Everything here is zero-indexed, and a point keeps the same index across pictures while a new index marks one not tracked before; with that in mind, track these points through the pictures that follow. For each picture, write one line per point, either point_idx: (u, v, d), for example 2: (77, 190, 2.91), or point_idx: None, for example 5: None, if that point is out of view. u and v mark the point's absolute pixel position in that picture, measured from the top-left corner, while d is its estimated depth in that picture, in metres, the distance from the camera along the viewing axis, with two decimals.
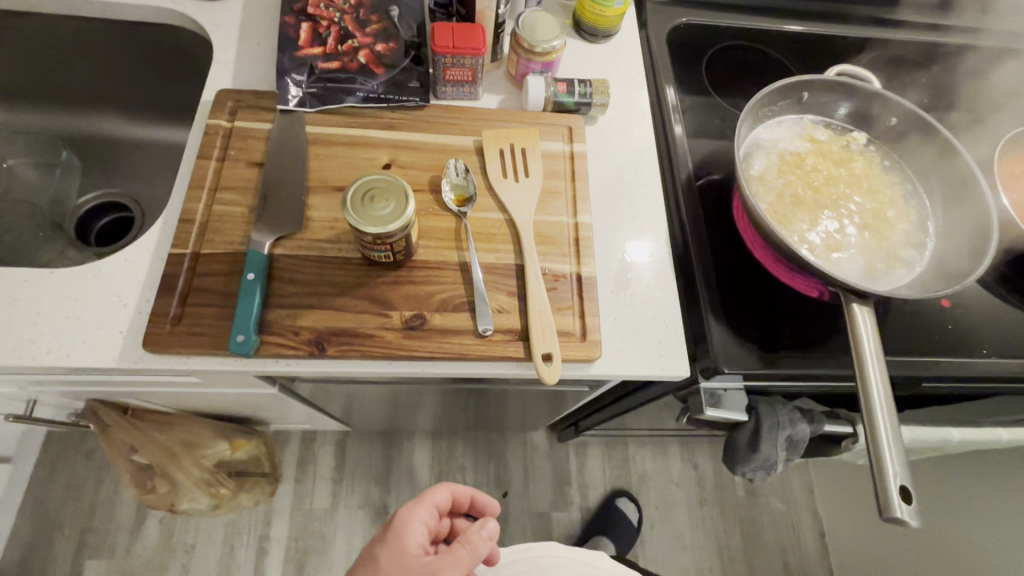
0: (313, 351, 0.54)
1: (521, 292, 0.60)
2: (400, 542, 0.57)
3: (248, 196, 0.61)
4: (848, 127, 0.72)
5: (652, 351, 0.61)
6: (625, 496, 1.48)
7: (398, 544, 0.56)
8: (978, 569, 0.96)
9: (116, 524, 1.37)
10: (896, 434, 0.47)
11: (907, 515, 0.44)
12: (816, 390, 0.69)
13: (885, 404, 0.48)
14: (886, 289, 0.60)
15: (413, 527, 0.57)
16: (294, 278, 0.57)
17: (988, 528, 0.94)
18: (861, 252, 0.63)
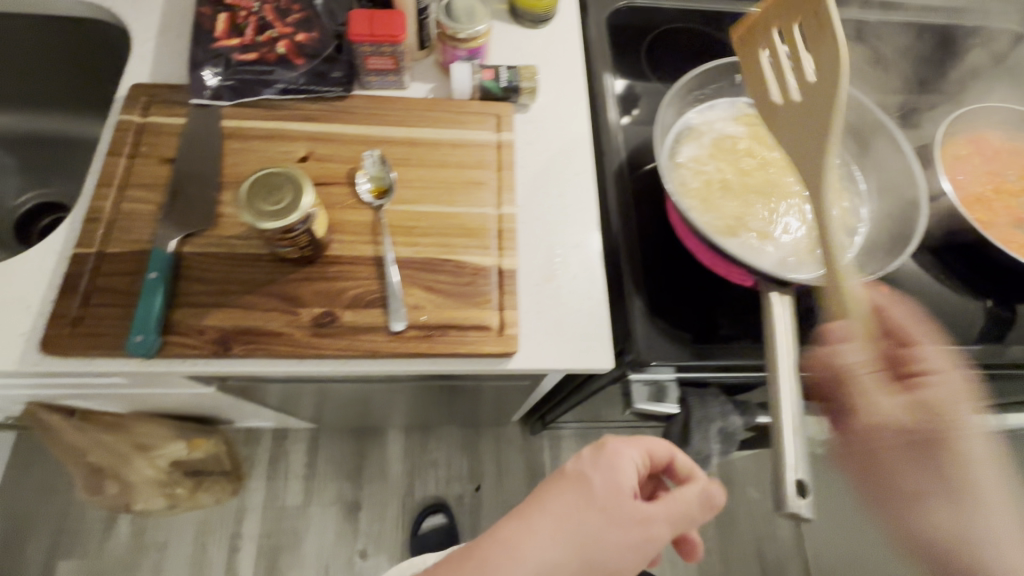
0: (217, 350, 0.53)
1: (438, 286, 0.58)
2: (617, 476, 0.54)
3: (158, 193, 0.59)
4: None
5: (576, 345, 0.60)
6: None
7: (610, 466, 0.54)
8: None
9: (87, 523, 1.38)
10: (798, 427, 0.46)
11: (802, 511, 0.44)
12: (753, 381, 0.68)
13: (792, 396, 0.47)
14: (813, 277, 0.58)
15: (626, 468, 0.54)
16: (201, 276, 0.56)
17: None
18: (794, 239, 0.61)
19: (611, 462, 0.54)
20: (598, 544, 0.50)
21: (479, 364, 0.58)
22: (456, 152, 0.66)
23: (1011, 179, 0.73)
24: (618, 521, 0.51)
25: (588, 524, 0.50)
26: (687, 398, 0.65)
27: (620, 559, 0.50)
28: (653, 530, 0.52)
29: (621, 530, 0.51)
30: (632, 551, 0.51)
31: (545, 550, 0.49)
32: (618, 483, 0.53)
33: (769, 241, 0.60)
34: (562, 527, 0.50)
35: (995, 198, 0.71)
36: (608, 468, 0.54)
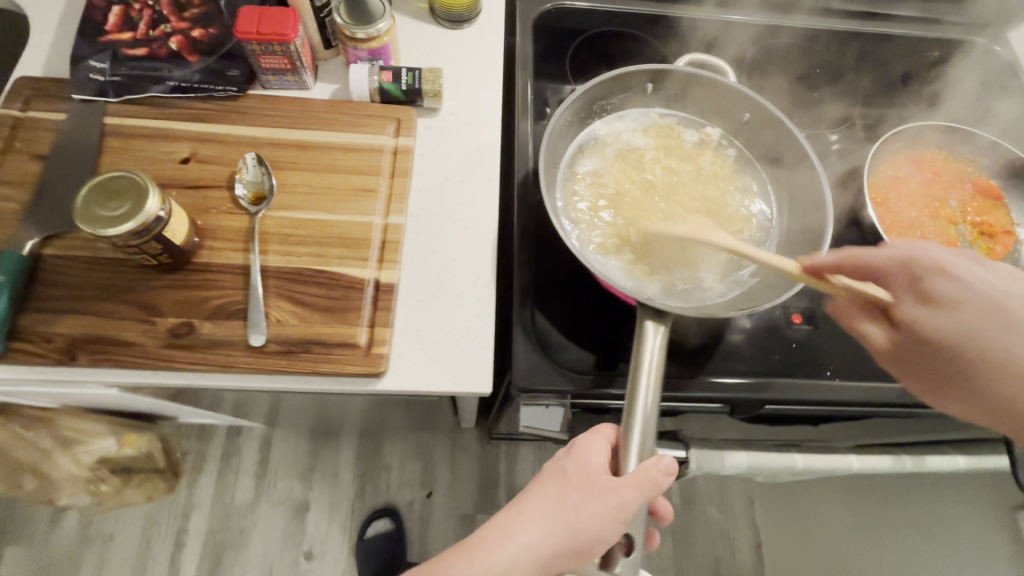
0: (62, 359, 0.51)
1: (307, 300, 0.55)
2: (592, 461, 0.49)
3: (25, 191, 0.57)
4: (700, 120, 0.67)
5: (452, 366, 0.57)
6: None
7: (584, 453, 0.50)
8: None
9: (34, 513, 1.38)
10: (645, 480, 0.45)
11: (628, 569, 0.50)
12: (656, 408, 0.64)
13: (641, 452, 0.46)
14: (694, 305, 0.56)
15: (596, 450, 0.50)
16: (58, 280, 0.54)
17: None
18: (683, 262, 0.59)
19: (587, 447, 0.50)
20: (573, 522, 0.46)
21: (346, 384, 0.55)
22: (347, 157, 0.63)
23: (953, 206, 0.69)
24: (590, 496, 0.46)
25: (565, 503, 0.47)
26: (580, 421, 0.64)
27: (605, 533, 0.46)
28: (626, 498, 0.45)
29: (598, 502, 0.46)
30: (613, 523, 0.46)
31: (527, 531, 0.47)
32: (592, 465, 0.49)
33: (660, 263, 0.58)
34: (542, 515, 0.48)
35: (934, 224, 0.67)
36: (582, 455, 0.50)
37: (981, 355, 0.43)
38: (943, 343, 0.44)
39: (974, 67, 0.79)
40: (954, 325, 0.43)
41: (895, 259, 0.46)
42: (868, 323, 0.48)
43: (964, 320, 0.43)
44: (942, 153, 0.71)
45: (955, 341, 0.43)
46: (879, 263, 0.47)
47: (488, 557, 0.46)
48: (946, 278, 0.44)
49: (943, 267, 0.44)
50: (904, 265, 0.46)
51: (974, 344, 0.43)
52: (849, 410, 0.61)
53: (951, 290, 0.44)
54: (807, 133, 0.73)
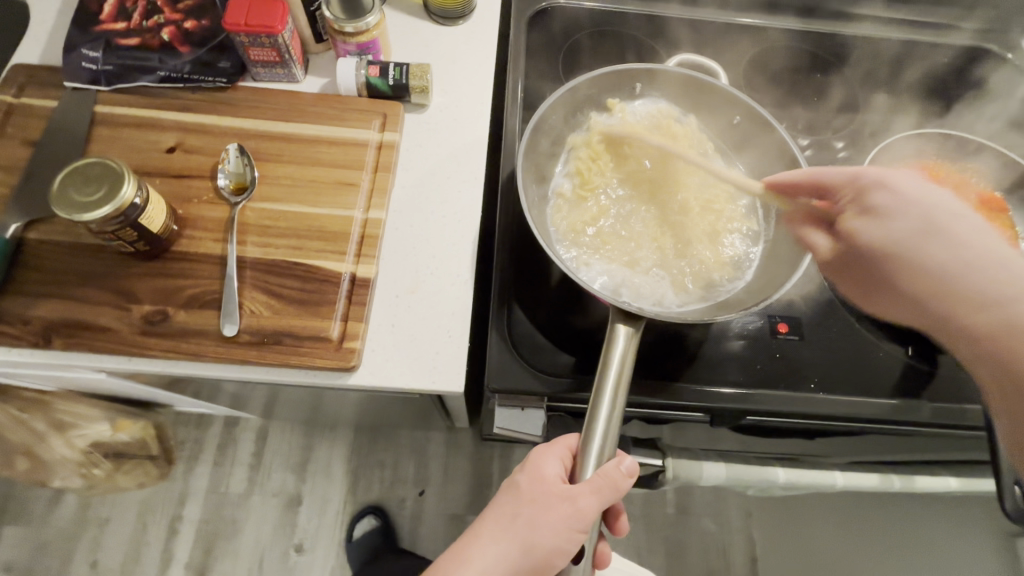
0: (38, 342, 0.52)
1: (281, 292, 0.55)
2: (541, 474, 0.49)
3: (13, 175, 0.58)
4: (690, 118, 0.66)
5: (425, 362, 0.56)
6: None
7: (533, 468, 0.49)
8: None
9: (34, 493, 1.40)
10: (602, 486, 0.45)
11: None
12: (634, 414, 0.63)
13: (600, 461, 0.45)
14: (676, 307, 0.56)
15: (549, 460, 0.49)
16: (38, 264, 0.55)
17: None
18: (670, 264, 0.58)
19: (536, 462, 0.49)
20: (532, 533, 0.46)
21: (316, 377, 0.55)
22: (330, 151, 0.63)
23: None
24: (545, 508, 0.47)
25: (521, 519, 0.47)
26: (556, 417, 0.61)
27: (563, 541, 0.46)
28: (580, 506, 0.46)
29: (553, 512, 0.46)
30: (568, 531, 0.46)
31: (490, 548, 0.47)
32: (544, 476, 0.48)
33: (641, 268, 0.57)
34: (498, 534, 0.48)
35: None
36: (534, 468, 0.49)
37: (911, 269, 0.43)
38: (879, 252, 0.45)
39: (984, 74, 0.76)
40: (884, 234, 0.44)
41: (844, 176, 0.47)
42: (812, 236, 0.50)
43: (898, 228, 0.44)
44: (944, 163, 0.68)
45: (885, 249, 0.44)
46: (825, 182, 0.48)
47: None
48: (882, 192, 0.45)
49: (885, 179, 0.45)
50: (850, 180, 0.47)
51: (907, 254, 0.44)
52: (835, 424, 0.59)
53: (885, 201, 0.45)
54: (810, 138, 0.71)
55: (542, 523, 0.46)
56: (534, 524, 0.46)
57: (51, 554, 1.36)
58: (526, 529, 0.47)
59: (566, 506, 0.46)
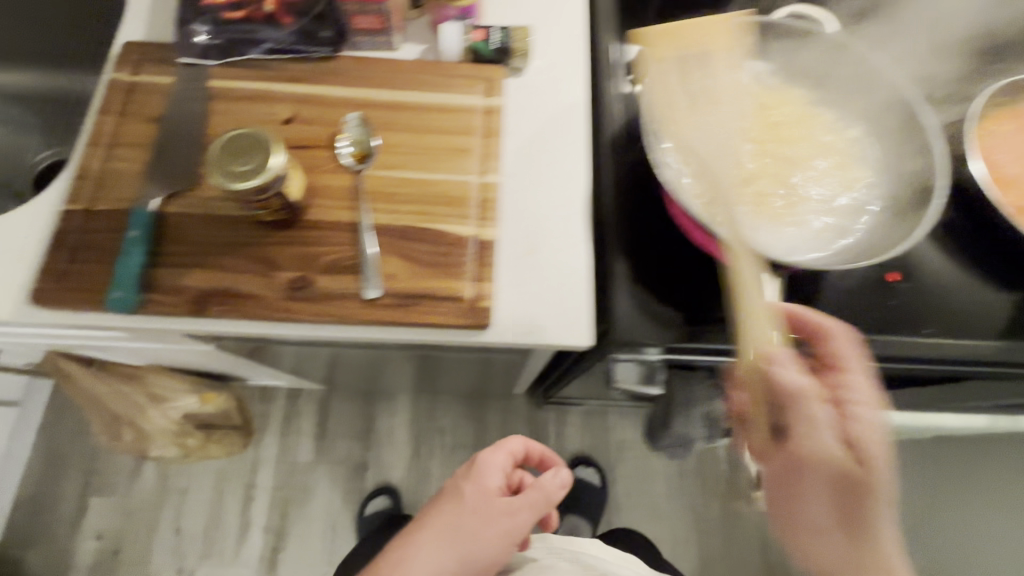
0: (194, 310, 0.54)
1: (415, 255, 0.58)
2: (483, 483, 0.71)
3: (143, 151, 0.60)
4: (789, 70, 0.65)
5: (552, 320, 0.58)
6: (585, 463, 1.52)
7: (476, 485, 0.70)
8: None
9: (116, 466, 1.47)
10: None
11: None
12: None
13: None
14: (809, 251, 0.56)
15: (492, 474, 0.71)
16: (181, 236, 0.57)
17: None
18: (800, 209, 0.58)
19: (473, 478, 0.71)
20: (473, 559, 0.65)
21: (451, 337, 0.57)
22: (441, 117, 0.64)
23: None
24: (485, 518, 0.67)
25: (462, 530, 0.66)
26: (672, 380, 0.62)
27: (497, 549, 0.66)
28: (516, 516, 0.68)
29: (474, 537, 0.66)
30: (500, 538, 0.66)
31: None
32: (485, 488, 0.70)
33: (784, 238, 0.56)
34: (441, 540, 0.66)
35: None
36: (478, 481, 0.71)
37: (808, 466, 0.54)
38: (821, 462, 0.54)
39: None
40: (865, 433, 0.53)
41: (842, 339, 0.52)
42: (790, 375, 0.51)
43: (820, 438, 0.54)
44: None
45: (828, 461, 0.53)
46: (852, 375, 0.52)
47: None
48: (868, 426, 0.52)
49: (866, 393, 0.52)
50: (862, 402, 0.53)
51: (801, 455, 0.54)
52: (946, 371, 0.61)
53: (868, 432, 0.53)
54: None
55: (482, 532, 0.66)
56: (478, 536, 0.66)
57: (137, 523, 1.43)
58: (464, 539, 0.66)
59: (499, 520, 0.67)
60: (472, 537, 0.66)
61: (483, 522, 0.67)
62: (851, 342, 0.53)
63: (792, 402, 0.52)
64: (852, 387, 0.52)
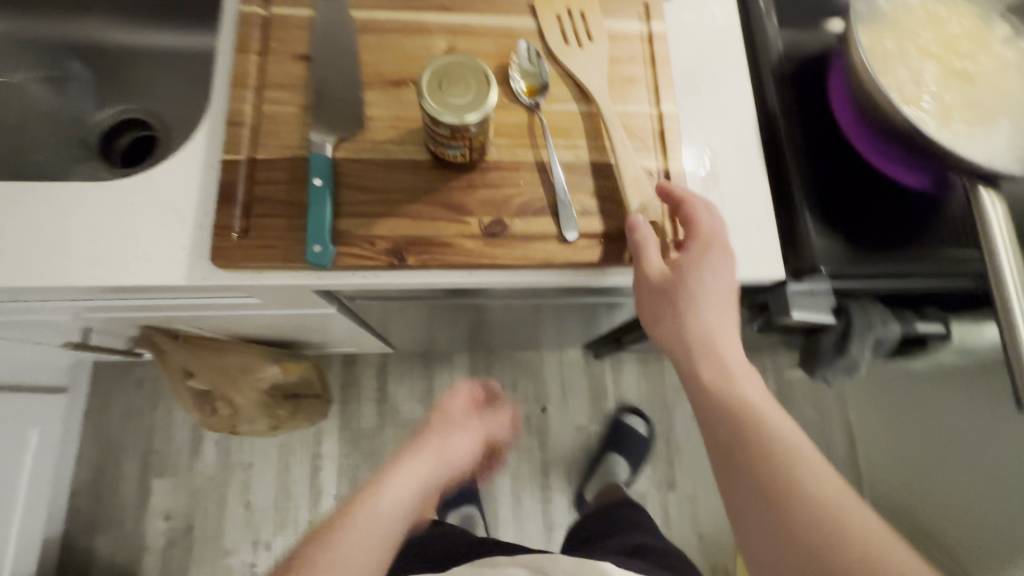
0: (391, 261, 0.51)
1: (606, 192, 0.55)
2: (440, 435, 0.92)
3: (297, 93, 0.55)
4: None
5: (744, 252, 0.57)
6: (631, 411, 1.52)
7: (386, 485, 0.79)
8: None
9: (173, 447, 1.42)
10: None
11: None
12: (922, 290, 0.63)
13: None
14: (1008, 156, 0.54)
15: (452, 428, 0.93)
16: (360, 184, 0.52)
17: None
18: (989, 118, 0.56)
19: (421, 448, 0.87)
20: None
21: None
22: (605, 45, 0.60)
23: None
24: (381, 525, 0.73)
25: (369, 533, 0.71)
26: (848, 309, 0.62)
27: (376, 542, 0.71)
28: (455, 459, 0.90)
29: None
30: (377, 537, 0.71)
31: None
32: (382, 502, 0.76)
33: (980, 143, 0.55)
34: (355, 537, 0.70)
35: None
36: (436, 440, 0.90)
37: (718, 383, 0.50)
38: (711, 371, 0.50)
39: None
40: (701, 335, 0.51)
41: (709, 237, 0.51)
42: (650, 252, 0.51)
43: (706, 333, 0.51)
44: None
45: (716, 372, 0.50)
46: (702, 269, 0.51)
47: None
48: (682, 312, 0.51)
49: (698, 284, 0.50)
50: (721, 320, 0.51)
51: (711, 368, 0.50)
52: None
53: (699, 333, 0.51)
54: None
55: (350, 534, 0.70)
56: (354, 534, 0.70)
57: (204, 501, 1.40)
58: (369, 533, 0.71)
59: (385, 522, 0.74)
60: (355, 532, 0.70)
61: (350, 526, 0.71)
62: (712, 237, 0.51)
63: (683, 291, 0.51)
64: (703, 274, 0.51)
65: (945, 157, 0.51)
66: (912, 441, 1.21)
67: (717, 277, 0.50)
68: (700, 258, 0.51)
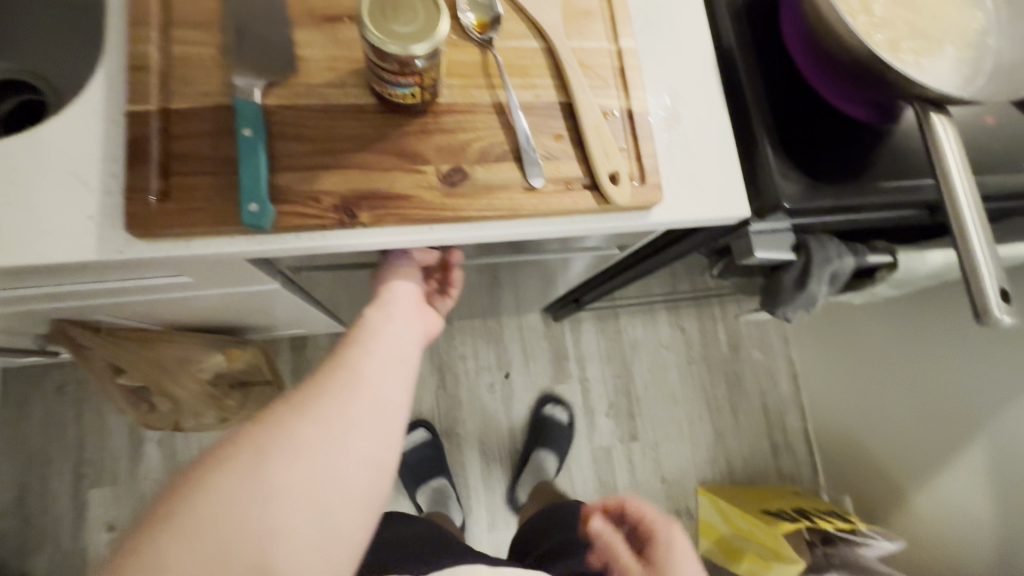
0: (342, 219, 0.46)
1: (570, 133, 0.52)
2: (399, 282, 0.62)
3: (213, 32, 0.47)
4: None
5: (712, 191, 0.55)
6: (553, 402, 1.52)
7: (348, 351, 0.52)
8: (971, 396, 1.12)
9: (110, 453, 1.30)
10: (993, 260, 0.46)
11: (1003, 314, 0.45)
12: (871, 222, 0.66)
13: (980, 231, 0.47)
14: (949, 86, 0.56)
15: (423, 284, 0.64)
16: (298, 134, 0.46)
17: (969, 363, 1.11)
18: (930, 49, 0.58)
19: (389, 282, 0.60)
20: (356, 391, 0.48)
21: (615, 221, 0.53)
22: None
23: None
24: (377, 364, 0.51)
25: (360, 386, 0.49)
26: (806, 244, 0.63)
27: (357, 422, 0.47)
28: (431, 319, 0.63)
29: (356, 349, 0.52)
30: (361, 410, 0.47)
31: (389, 400, 0.49)
32: (379, 344, 0.53)
33: (925, 71, 0.57)
34: (336, 414, 0.46)
35: None
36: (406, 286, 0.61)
37: None
38: None
39: None
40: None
41: (670, 530, 0.65)
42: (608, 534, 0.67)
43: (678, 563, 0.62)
44: None
45: None
46: (668, 545, 0.64)
47: (282, 487, 0.41)
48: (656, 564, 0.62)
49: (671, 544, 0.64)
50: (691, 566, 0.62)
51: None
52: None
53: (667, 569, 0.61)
54: None
55: (339, 397, 0.47)
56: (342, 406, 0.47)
57: None
58: (368, 378, 0.50)
59: (375, 368, 0.51)
60: (319, 439, 0.44)
61: (329, 400, 0.47)
62: (677, 534, 0.65)
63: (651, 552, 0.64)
64: (671, 539, 0.64)
65: (896, 85, 0.51)
66: (879, 371, 1.33)
67: (683, 549, 0.63)
68: (672, 556, 0.62)
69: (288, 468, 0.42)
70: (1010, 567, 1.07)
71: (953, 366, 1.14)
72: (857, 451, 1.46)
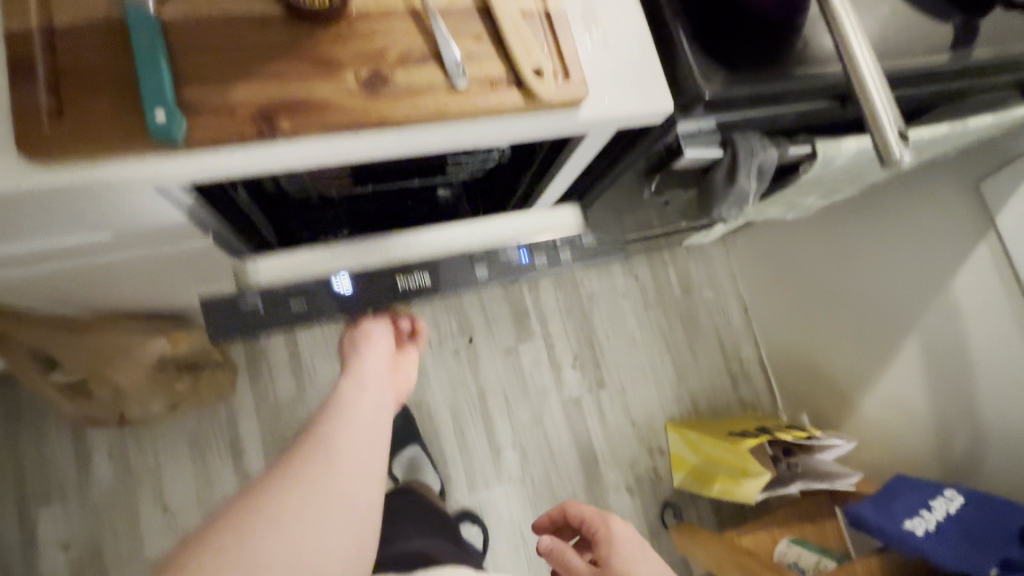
0: (262, 129, 0.44)
1: (489, 35, 0.52)
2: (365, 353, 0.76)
3: None
4: None
5: (636, 85, 0.57)
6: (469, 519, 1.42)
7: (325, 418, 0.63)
8: (903, 281, 1.21)
9: (54, 471, 1.20)
10: (892, 112, 0.49)
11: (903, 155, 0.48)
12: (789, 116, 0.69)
13: (878, 87, 0.49)
14: None
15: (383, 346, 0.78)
16: (202, 45, 0.44)
17: (901, 247, 1.20)
18: None
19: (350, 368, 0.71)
20: (316, 485, 0.55)
21: (542, 121, 0.54)
22: None
23: None
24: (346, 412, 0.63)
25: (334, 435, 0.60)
26: (732, 139, 0.66)
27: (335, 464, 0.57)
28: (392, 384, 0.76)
29: (331, 421, 0.62)
30: (339, 462, 0.58)
31: (357, 462, 0.59)
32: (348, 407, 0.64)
33: None
34: (318, 471, 0.56)
35: None
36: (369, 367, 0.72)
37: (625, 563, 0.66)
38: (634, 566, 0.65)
39: None
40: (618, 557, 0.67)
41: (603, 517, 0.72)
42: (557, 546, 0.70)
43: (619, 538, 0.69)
44: None
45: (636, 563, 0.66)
46: (610, 527, 0.70)
47: (267, 560, 0.49)
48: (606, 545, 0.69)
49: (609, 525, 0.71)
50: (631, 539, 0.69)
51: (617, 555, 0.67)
52: (929, 86, 0.72)
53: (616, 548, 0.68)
54: None
55: (323, 456, 0.58)
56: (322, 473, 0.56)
57: (110, 523, 1.20)
58: (344, 438, 0.60)
59: (350, 434, 0.61)
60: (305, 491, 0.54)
61: (311, 462, 0.57)
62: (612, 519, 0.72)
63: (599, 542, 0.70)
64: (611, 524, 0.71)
65: None
66: (818, 281, 1.42)
67: (623, 528, 0.70)
68: (616, 537, 0.69)
69: (279, 528, 0.50)
70: (945, 445, 1.18)
71: (885, 254, 1.24)
72: (804, 373, 1.56)
